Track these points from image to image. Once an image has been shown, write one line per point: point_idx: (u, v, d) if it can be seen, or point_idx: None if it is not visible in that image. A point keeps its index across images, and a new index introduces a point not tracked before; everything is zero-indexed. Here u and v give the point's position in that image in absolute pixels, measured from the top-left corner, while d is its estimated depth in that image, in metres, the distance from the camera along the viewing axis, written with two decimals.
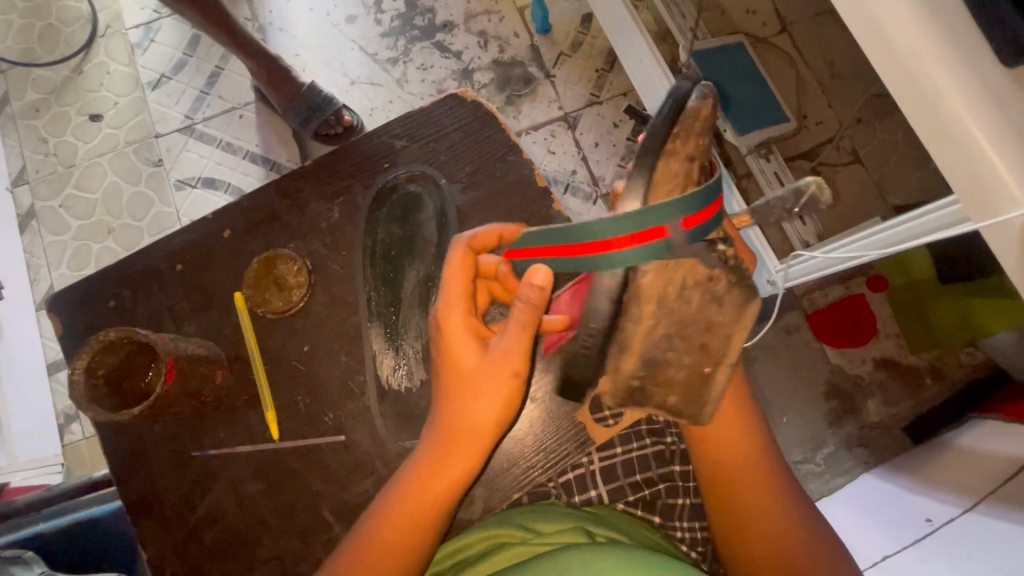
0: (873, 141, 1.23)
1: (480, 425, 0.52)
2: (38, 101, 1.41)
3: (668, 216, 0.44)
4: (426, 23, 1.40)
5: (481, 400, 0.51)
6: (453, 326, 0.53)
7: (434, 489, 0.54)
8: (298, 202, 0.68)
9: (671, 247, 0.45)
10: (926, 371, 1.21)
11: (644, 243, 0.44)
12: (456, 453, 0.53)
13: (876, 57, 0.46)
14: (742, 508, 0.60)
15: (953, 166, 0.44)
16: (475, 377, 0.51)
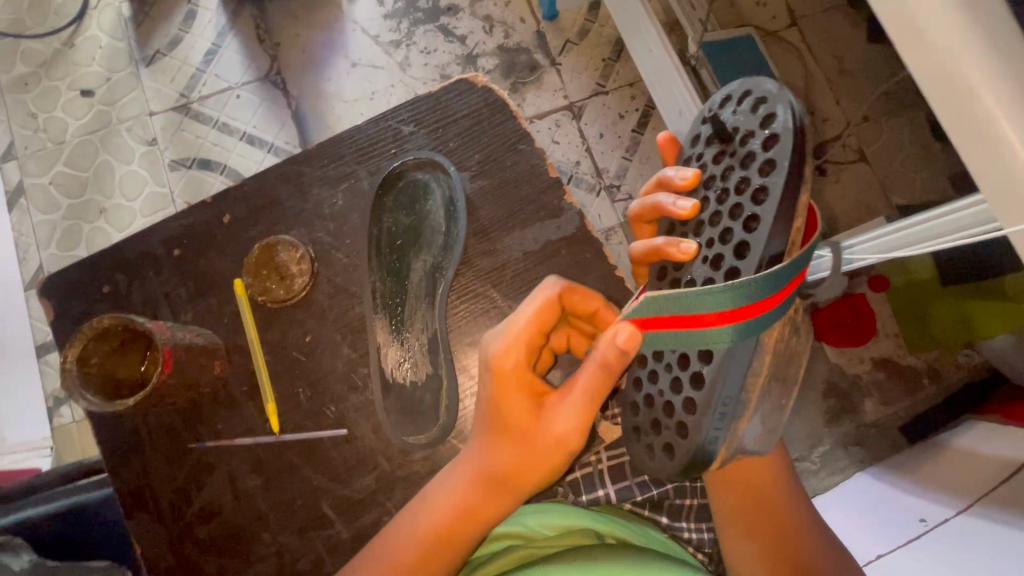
0: (882, 140, 1.21)
1: (519, 478, 0.52)
2: (27, 75, 1.37)
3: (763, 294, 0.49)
4: (430, 6, 1.36)
5: (529, 460, 0.52)
6: (513, 378, 0.52)
7: (462, 531, 0.54)
8: (300, 188, 0.66)
9: (755, 328, 0.50)
10: (924, 372, 1.21)
11: (737, 321, 0.50)
12: (490, 500, 0.54)
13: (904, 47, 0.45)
14: (762, 527, 0.59)
15: (978, 162, 0.43)
16: (527, 434, 0.52)
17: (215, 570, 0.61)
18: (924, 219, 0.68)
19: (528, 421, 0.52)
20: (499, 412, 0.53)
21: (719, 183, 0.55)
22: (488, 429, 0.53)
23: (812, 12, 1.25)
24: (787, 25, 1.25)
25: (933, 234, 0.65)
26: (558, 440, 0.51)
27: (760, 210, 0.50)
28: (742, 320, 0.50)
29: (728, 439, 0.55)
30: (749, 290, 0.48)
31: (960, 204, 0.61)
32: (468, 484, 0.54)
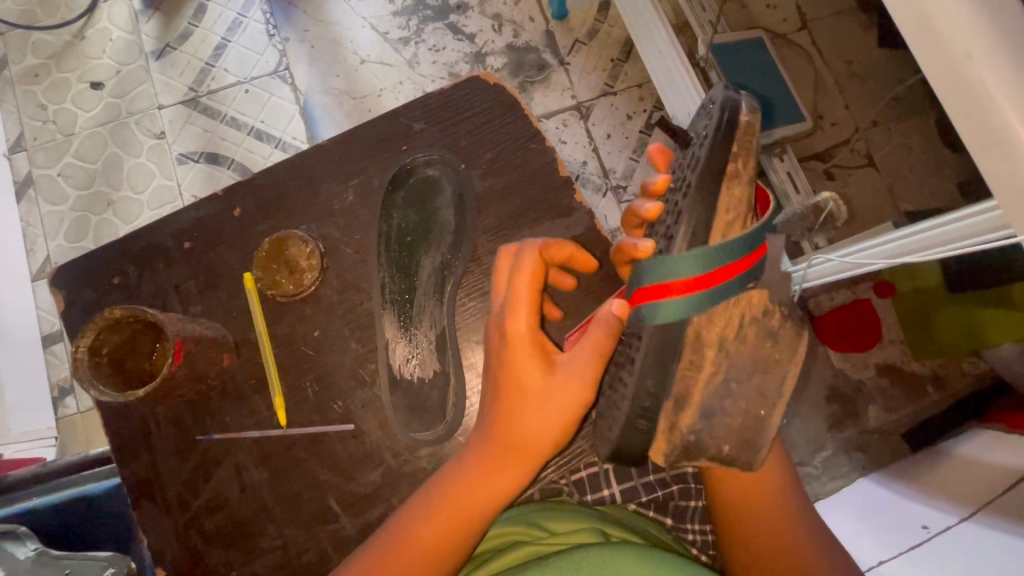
0: (891, 145, 1.21)
1: (537, 443, 0.52)
2: (37, 66, 1.37)
3: (724, 258, 0.51)
4: (439, 4, 1.36)
5: (546, 422, 0.51)
6: (530, 338, 0.52)
7: (474, 506, 0.53)
8: (311, 183, 0.66)
9: (718, 296, 0.52)
10: (928, 378, 1.21)
11: (703, 289, 0.52)
12: (505, 471, 0.53)
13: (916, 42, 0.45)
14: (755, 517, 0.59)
15: (986, 154, 0.43)
16: (544, 394, 0.51)
17: (220, 562, 0.61)
18: (924, 229, 0.70)
19: (539, 377, 0.51)
20: (517, 374, 0.52)
21: (677, 186, 0.57)
22: (504, 395, 0.52)
23: (823, 16, 1.25)
24: (797, 29, 1.24)
25: (934, 244, 0.67)
26: (574, 401, 0.51)
27: (682, 206, 0.53)
28: (708, 287, 0.52)
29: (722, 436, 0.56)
30: (710, 253, 0.51)
31: (961, 216, 0.62)
32: (481, 458, 0.53)
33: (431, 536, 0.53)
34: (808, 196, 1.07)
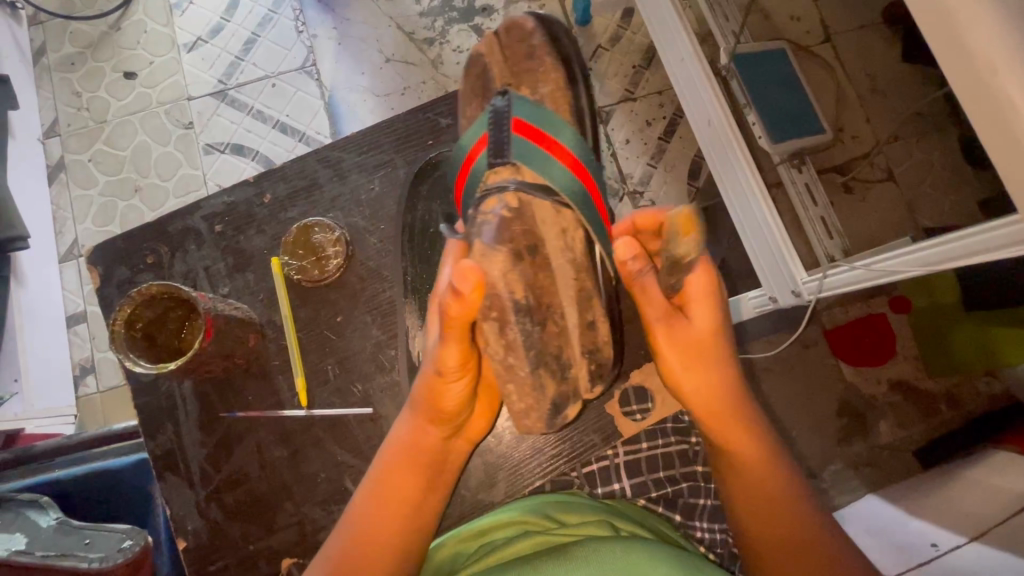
0: (912, 158, 1.22)
1: (431, 405, 0.56)
2: (74, 55, 1.42)
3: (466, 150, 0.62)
4: (465, 6, 1.38)
5: (438, 386, 0.55)
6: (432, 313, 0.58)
7: (404, 453, 0.57)
8: (339, 173, 0.68)
9: (476, 172, 0.60)
10: (942, 396, 1.20)
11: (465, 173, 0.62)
12: (416, 438, 0.57)
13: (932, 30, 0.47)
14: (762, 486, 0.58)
15: (1002, 158, 0.45)
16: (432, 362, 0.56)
17: (238, 536, 0.63)
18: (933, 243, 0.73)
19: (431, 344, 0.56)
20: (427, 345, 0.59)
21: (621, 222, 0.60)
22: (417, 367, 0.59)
23: (846, 29, 1.25)
24: (821, 41, 1.25)
25: (948, 257, 0.69)
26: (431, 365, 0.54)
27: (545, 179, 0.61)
28: (470, 170, 0.61)
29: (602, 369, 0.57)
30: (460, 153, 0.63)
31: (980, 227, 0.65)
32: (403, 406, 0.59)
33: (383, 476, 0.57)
34: (825, 208, 1.13)
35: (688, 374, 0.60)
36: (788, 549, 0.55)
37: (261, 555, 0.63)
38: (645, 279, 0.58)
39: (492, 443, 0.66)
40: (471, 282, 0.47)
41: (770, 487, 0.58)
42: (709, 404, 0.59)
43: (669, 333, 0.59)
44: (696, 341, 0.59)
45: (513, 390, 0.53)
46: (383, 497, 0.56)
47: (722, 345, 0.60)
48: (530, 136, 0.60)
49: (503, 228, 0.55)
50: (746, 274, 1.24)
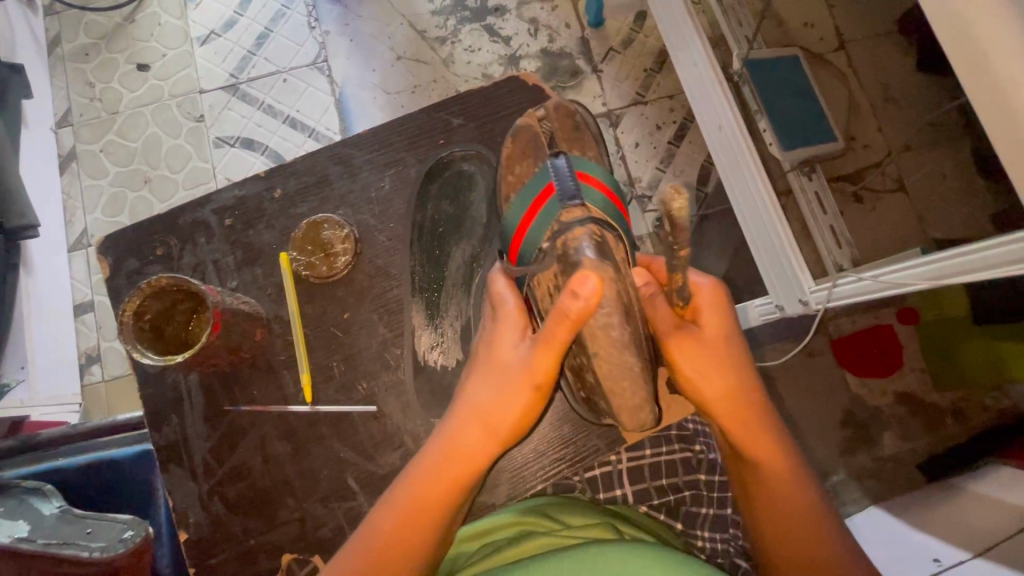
0: (922, 170, 1.20)
1: (497, 422, 0.53)
2: (88, 45, 1.43)
3: (521, 213, 0.59)
4: (478, 5, 1.38)
5: (515, 398, 0.53)
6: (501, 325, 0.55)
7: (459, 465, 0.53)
8: (349, 169, 0.68)
9: (536, 232, 0.57)
10: (948, 410, 1.19)
11: (524, 235, 0.58)
12: (465, 454, 0.53)
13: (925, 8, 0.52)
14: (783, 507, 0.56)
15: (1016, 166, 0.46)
16: (504, 376, 0.53)
17: (240, 530, 0.63)
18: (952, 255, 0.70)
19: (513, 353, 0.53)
20: (486, 354, 0.55)
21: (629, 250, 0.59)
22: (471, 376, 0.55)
23: (861, 37, 1.25)
24: (834, 49, 1.24)
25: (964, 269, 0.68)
26: (529, 374, 0.52)
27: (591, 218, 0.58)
28: (528, 231, 0.58)
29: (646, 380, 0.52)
30: (514, 218, 0.60)
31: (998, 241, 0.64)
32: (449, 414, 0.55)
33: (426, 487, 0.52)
34: (835, 218, 1.13)
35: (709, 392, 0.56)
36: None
37: (261, 550, 0.63)
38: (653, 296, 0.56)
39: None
40: (592, 286, 0.46)
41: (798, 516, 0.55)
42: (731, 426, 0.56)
43: (685, 348, 0.55)
44: (711, 353, 0.55)
45: (623, 387, 0.51)
46: (423, 506, 0.52)
47: (737, 353, 0.56)
48: (593, 178, 0.60)
49: (605, 247, 0.52)
50: (754, 281, 1.23)
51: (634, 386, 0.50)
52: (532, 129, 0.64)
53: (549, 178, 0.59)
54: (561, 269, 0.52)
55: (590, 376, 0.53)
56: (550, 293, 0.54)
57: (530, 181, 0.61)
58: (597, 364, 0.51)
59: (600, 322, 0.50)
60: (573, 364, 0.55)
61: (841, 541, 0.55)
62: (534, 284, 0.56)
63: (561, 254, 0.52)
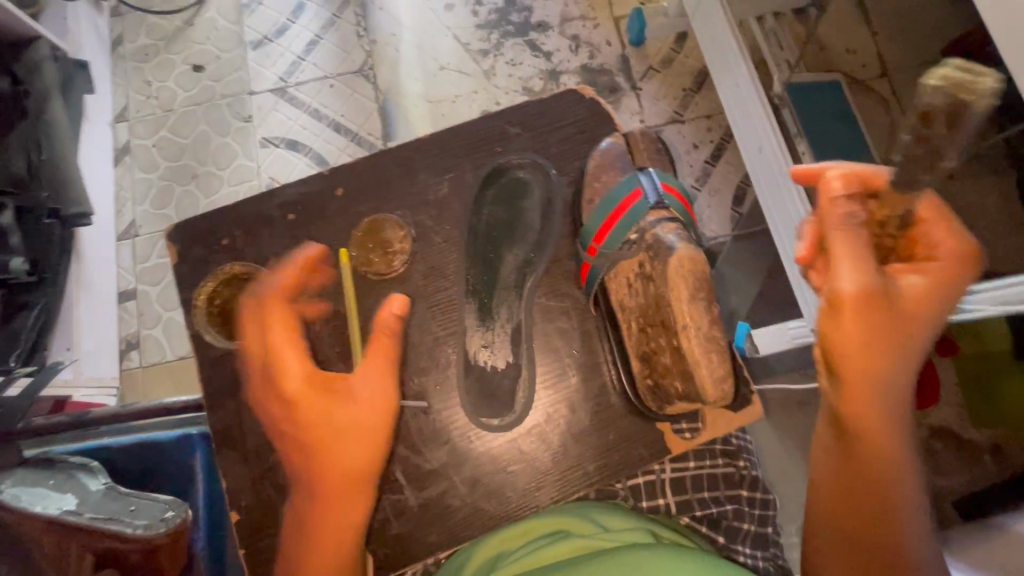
0: (967, 200, 1.18)
1: (358, 467, 0.56)
2: (148, 46, 1.50)
3: (598, 217, 0.61)
4: (521, 21, 1.42)
5: (369, 430, 0.57)
6: (296, 395, 0.56)
7: (352, 502, 0.56)
8: (408, 172, 0.71)
9: (616, 239, 0.59)
10: (986, 448, 1.16)
11: (602, 240, 0.60)
12: (347, 501, 0.56)
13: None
14: (871, 517, 0.54)
15: None
16: (343, 423, 0.56)
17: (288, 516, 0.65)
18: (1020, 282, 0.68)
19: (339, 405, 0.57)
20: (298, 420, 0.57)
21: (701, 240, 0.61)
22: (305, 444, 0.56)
23: (906, 65, 1.24)
24: (877, 74, 1.25)
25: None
26: (377, 400, 0.58)
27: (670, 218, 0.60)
28: (606, 236, 0.60)
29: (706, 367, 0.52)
30: (590, 220, 0.62)
31: None
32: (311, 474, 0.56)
33: (335, 529, 0.56)
34: None
35: (855, 346, 0.53)
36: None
37: None
38: (851, 234, 0.53)
39: (532, 448, 0.63)
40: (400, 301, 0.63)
41: (873, 544, 0.53)
42: (857, 393, 0.53)
43: (867, 294, 0.52)
44: (908, 316, 0.54)
45: (704, 356, 0.52)
46: (332, 547, 0.55)
47: (907, 324, 0.54)
48: (678, 190, 0.61)
49: (690, 236, 0.56)
50: (788, 303, 1.22)
51: (713, 356, 0.52)
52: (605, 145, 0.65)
53: (636, 183, 0.61)
54: (651, 255, 0.56)
55: (665, 360, 0.55)
56: (631, 281, 0.58)
57: (615, 186, 0.62)
58: (684, 337, 0.53)
59: (689, 298, 0.53)
60: (642, 351, 0.57)
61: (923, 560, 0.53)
62: (613, 275, 0.59)
63: (651, 243, 0.56)
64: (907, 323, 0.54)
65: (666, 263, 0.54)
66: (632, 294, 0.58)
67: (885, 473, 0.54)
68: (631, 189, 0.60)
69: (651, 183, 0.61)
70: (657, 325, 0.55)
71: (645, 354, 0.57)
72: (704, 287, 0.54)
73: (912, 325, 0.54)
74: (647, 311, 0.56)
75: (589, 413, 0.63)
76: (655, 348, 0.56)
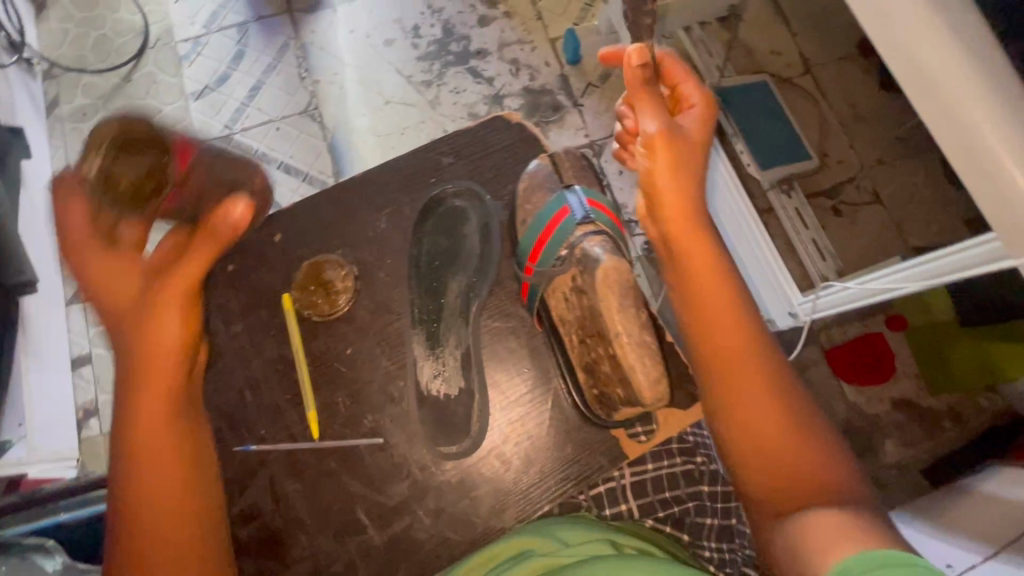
0: (896, 182, 1.25)
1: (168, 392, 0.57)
2: (86, 105, 1.48)
3: (530, 235, 0.64)
4: (460, 50, 1.46)
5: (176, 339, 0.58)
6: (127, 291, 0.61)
7: (161, 447, 0.56)
8: (348, 212, 0.72)
9: (548, 256, 0.62)
10: (945, 414, 1.21)
11: (536, 258, 0.63)
12: (160, 443, 0.56)
13: (931, 71, 0.48)
14: (774, 443, 0.52)
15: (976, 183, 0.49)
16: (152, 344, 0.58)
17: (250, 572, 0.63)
18: (920, 261, 0.73)
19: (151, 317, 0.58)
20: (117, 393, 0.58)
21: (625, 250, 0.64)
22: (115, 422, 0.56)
23: (825, 61, 1.32)
24: (801, 72, 1.31)
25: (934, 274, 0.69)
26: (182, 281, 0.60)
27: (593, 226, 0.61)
28: (540, 254, 0.62)
29: (640, 372, 0.54)
30: (525, 237, 0.64)
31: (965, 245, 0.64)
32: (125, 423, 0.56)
33: (158, 474, 0.55)
34: (817, 230, 1.19)
35: (671, 195, 0.59)
36: (776, 477, 0.51)
37: None
38: (644, 91, 0.61)
39: (492, 470, 0.64)
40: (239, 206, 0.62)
41: (786, 464, 0.51)
42: (700, 266, 0.57)
43: (666, 134, 0.60)
44: (694, 146, 0.61)
45: (638, 361, 0.55)
46: (154, 502, 0.54)
47: (701, 156, 0.61)
48: (604, 206, 0.63)
49: (617, 248, 0.59)
50: None
51: (647, 361, 0.55)
52: (541, 170, 0.68)
53: (563, 201, 0.63)
54: (581, 269, 0.58)
55: (606, 369, 0.58)
56: (567, 296, 0.60)
57: (544, 205, 0.64)
58: (620, 346, 0.55)
59: (620, 308, 0.56)
60: (585, 361, 0.60)
61: (831, 469, 0.51)
62: (551, 291, 0.62)
63: (579, 258, 0.59)
64: (696, 155, 0.61)
65: (594, 275, 0.57)
66: (569, 307, 0.60)
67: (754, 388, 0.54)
68: (559, 207, 0.63)
69: (577, 200, 0.63)
70: (595, 335, 0.58)
71: (588, 365, 0.60)
72: (631, 293, 0.57)
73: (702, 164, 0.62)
74: (584, 322, 0.59)
75: (546, 427, 0.65)
76: (596, 358, 0.59)
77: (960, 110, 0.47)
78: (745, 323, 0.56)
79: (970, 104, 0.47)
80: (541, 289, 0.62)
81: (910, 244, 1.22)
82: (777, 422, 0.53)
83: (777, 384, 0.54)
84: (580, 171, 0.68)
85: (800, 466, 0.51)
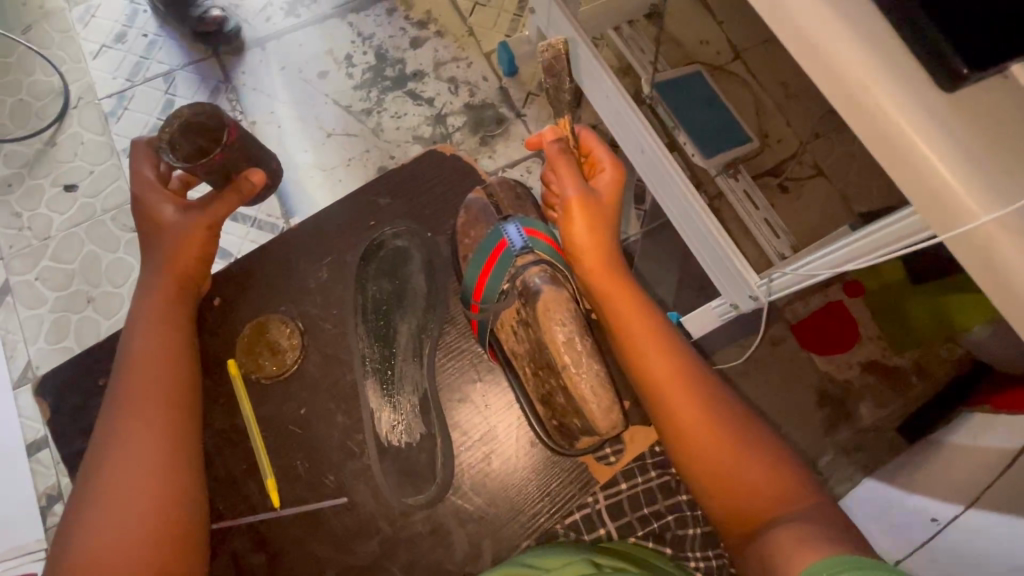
0: (834, 154, 1.29)
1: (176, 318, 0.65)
2: (10, 175, 1.40)
3: (473, 269, 0.66)
4: (397, 74, 1.45)
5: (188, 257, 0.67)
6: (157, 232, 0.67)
7: (165, 372, 0.63)
8: (287, 267, 0.72)
9: (494, 289, 0.65)
10: (912, 370, 1.23)
11: (481, 292, 0.65)
12: (166, 364, 0.63)
13: (826, 50, 0.47)
14: (710, 447, 0.58)
15: (889, 159, 0.45)
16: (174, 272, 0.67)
17: None
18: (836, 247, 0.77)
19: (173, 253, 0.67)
20: (112, 438, 0.59)
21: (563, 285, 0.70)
22: (110, 449, 0.58)
23: (751, 46, 1.35)
24: (732, 59, 1.34)
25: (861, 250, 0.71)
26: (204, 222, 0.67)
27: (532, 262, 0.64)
28: (485, 287, 0.65)
29: (592, 401, 0.56)
30: (467, 271, 0.67)
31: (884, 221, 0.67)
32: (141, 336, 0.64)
33: (161, 391, 0.62)
34: (767, 211, 1.21)
35: (586, 245, 0.66)
36: (722, 484, 0.56)
37: None
38: (560, 158, 0.67)
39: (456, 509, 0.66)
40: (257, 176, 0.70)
41: (722, 464, 0.57)
42: (623, 307, 0.64)
43: (579, 196, 0.66)
44: (604, 206, 0.67)
45: (589, 392, 0.56)
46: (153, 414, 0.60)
47: (612, 214, 0.68)
48: (542, 231, 0.67)
49: (556, 278, 0.61)
50: (704, 287, 1.29)
51: (598, 392, 0.56)
52: (481, 200, 0.70)
53: (501, 233, 0.66)
54: (524, 301, 0.61)
55: (560, 400, 0.60)
56: (515, 328, 0.63)
57: (483, 239, 0.67)
58: (570, 378, 0.57)
59: (565, 339, 0.58)
60: (541, 395, 0.62)
61: (765, 467, 0.56)
62: (499, 326, 0.64)
63: (521, 290, 0.61)
64: (607, 211, 0.68)
65: (535, 307, 0.59)
66: (519, 340, 0.62)
67: (686, 402, 0.60)
68: (498, 239, 0.65)
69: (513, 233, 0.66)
70: (545, 368, 0.60)
71: (546, 398, 0.62)
72: (575, 324, 0.58)
73: (614, 218, 0.68)
74: (534, 355, 0.61)
75: (508, 458, 0.67)
76: (550, 391, 0.61)
77: (859, 86, 0.45)
78: (672, 346, 0.63)
79: (890, 108, 0.44)
80: (494, 322, 0.65)
81: (857, 212, 1.25)
82: (712, 428, 0.58)
83: (708, 395, 0.60)
84: (515, 200, 0.71)
85: (736, 468, 0.56)
